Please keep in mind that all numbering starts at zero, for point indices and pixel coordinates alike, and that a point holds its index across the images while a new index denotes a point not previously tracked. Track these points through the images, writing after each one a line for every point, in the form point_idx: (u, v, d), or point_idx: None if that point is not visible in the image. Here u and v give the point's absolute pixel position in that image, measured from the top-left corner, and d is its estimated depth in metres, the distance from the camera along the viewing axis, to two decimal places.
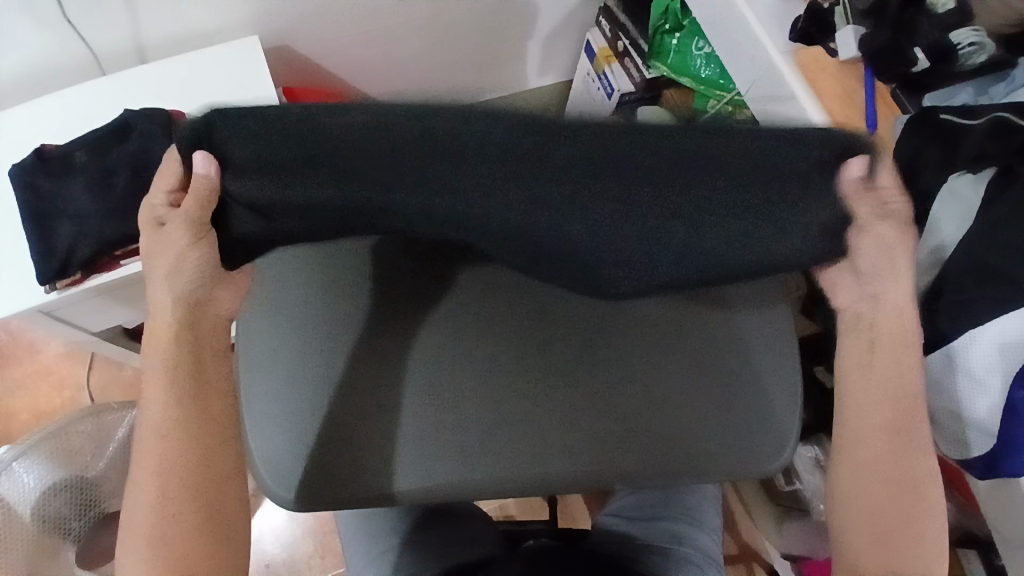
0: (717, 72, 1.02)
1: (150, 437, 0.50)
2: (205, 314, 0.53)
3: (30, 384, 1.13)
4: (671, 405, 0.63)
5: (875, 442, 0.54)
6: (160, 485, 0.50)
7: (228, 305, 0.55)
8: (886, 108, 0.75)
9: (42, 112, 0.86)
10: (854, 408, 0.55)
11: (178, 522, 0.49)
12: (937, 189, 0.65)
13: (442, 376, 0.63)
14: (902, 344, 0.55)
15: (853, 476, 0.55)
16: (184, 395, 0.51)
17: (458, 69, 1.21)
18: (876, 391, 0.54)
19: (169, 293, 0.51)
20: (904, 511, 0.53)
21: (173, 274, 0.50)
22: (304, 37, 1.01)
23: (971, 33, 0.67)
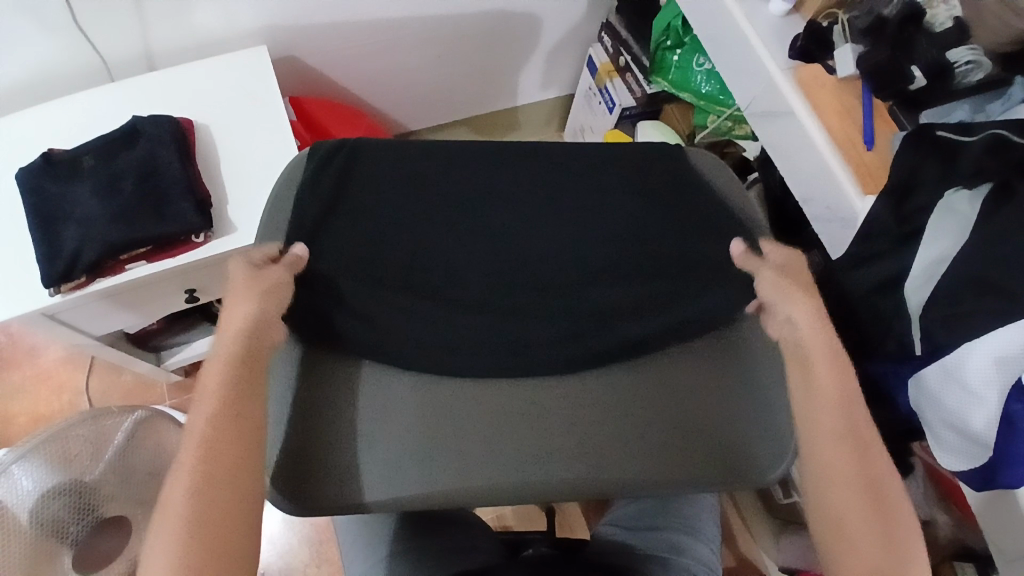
0: (717, 88, 1.04)
1: (199, 428, 0.54)
2: (258, 338, 0.61)
3: (28, 389, 1.13)
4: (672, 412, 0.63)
5: (832, 448, 0.57)
6: (201, 469, 0.52)
7: (277, 336, 0.62)
8: (884, 125, 0.76)
9: (50, 117, 0.87)
10: (812, 424, 0.59)
11: (206, 510, 0.50)
12: (933, 208, 0.66)
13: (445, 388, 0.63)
14: (840, 360, 0.61)
15: (825, 482, 0.57)
16: (232, 392, 0.56)
17: (462, 82, 1.22)
18: (824, 401, 0.59)
19: (243, 317, 0.61)
20: (878, 509, 0.54)
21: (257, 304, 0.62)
22: (311, 48, 1.02)
23: (967, 52, 0.69)
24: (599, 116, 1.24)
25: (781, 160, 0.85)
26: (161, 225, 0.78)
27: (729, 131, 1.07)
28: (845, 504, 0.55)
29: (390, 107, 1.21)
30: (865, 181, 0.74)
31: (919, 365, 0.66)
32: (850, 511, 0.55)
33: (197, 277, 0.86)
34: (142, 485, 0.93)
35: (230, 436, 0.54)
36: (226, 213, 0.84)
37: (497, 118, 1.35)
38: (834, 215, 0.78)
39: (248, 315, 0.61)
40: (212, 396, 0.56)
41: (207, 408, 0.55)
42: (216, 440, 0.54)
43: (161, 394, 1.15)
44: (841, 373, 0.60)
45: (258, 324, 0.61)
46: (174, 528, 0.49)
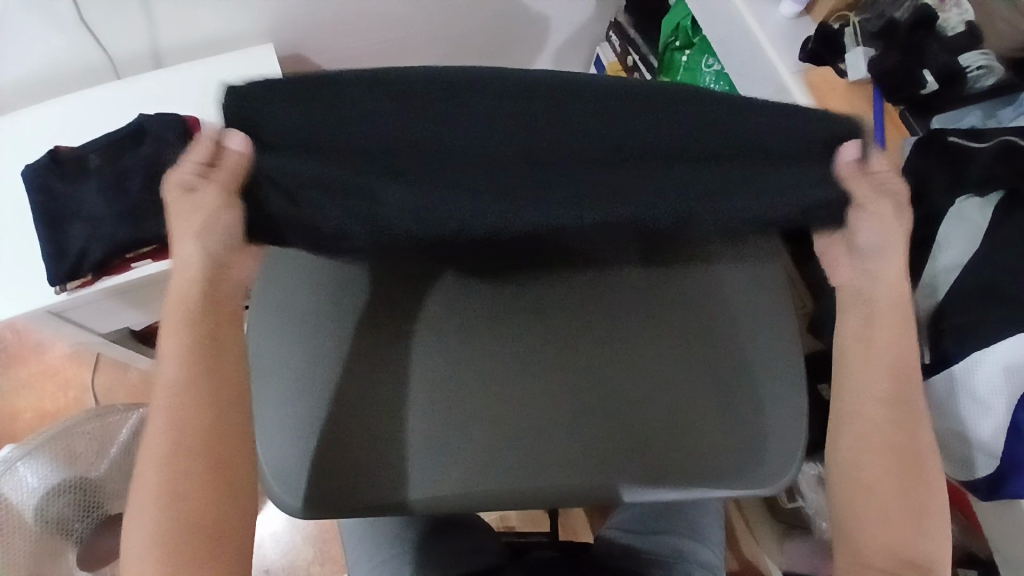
0: (727, 89, 1.02)
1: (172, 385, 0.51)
2: (224, 277, 0.54)
3: (34, 384, 1.13)
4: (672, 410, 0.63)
5: (871, 414, 0.54)
6: (173, 432, 0.50)
7: (242, 268, 0.55)
8: (894, 129, 0.76)
9: (57, 114, 0.87)
10: (853, 382, 0.56)
11: (184, 477, 0.49)
12: (945, 213, 0.65)
13: (443, 385, 0.64)
14: (904, 321, 0.55)
15: (855, 455, 0.55)
16: (205, 347, 0.52)
17: (469, 81, 1.22)
18: (873, 365, 0.55)
19: (200, 250, 0.52)
20: (909, 491, 0.53)
21: (203, 230, 0.50)
22: (318, 47, 1.02)
23: (979, 57, 0.69)
24: None
25: None
26: (168, 224, 0.78)
27: None
28: (870, 471, 0.54)
29: None
30: None
31: None
32: (885, 487, 0.53)
33: None
34: None
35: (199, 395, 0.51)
36: None
37: None
38: None
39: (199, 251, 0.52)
40: (185, 352, 0.52)
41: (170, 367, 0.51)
42: (183, 401, 0.51)
43: None
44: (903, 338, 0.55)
45: (215, 261, 0.53)
46: (158, 491, 0.49)
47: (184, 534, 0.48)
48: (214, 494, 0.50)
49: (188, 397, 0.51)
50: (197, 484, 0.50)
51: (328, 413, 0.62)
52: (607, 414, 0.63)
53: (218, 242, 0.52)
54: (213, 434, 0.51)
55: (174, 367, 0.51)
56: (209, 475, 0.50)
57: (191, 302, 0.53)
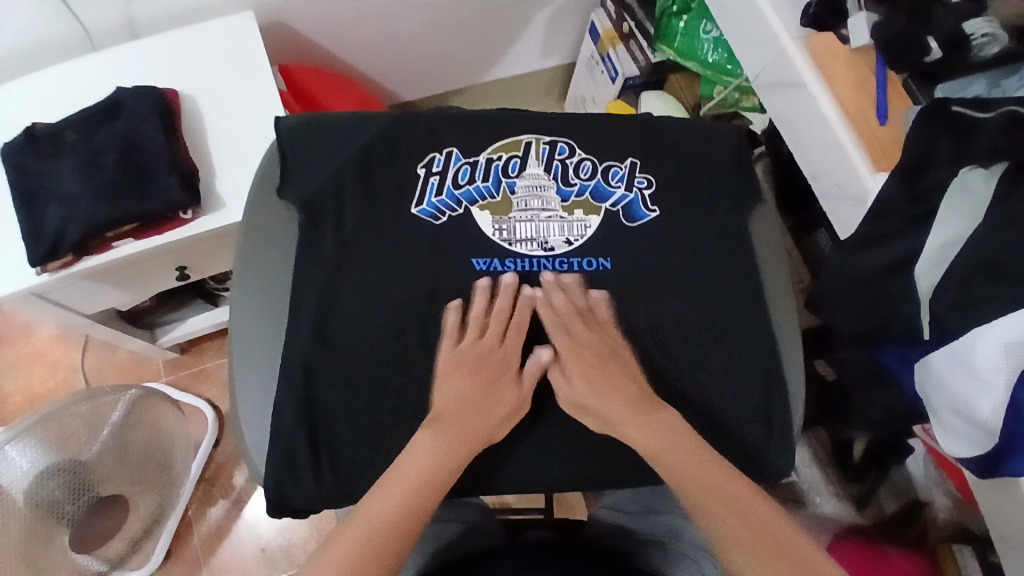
0: (724, 57, 1.00)
1: (425, 454, 0.58)
2: (518, 402, 0.62)
3: (23, 365, 1.12)
4: (688, 476, 0.57)
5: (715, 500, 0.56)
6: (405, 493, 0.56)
7: (450, 387, 0.61)
8: (897, 98, 0.73)
9: (30, 90, 0.84)
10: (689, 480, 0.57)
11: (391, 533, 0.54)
12: (948, 184, 0.63)
13: (422, 356, 0.63)
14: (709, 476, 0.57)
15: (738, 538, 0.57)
16: (451, 466, 0.58)
17: (458, 51, 1.19)
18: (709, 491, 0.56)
19: (457, 388, 0.61)
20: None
21: (478, 373, 0.62)
22: (299, 13, 0.98)
23: (984, 24, 0.65)
24: (600, 85, 1.19)
25: (788, 133, 0.82)
26: (148, 203, 0.76)
27: (736, 103, 1.02)
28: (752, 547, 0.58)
29: (385, 74, 1.18)
30: (878, 157, 0.71)
31: (927, 351, 0.65)
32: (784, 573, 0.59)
33: (188, 254, 0.85)
34: (136, 463, 0.93)
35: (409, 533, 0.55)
36: (215, 189, 0.82)
37: (496, 87, 1.31)
38: (844, 192, 0.75)
39: (455, 390, 0.61)
40: (457, 446, 0.59)
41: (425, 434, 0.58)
42: (372, 547, 0.53)
43: (157, 371, 1.14)
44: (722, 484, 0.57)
45: (467, 399, 0.61)
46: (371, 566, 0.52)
47: None
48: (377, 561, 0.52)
49: (440, 464, 0.57)
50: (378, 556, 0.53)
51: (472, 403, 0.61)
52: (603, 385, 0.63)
53: (466, 385, 0.61)
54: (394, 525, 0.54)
55: (426, 447, 0.58)
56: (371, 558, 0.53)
57: (474, 415, 0.60)
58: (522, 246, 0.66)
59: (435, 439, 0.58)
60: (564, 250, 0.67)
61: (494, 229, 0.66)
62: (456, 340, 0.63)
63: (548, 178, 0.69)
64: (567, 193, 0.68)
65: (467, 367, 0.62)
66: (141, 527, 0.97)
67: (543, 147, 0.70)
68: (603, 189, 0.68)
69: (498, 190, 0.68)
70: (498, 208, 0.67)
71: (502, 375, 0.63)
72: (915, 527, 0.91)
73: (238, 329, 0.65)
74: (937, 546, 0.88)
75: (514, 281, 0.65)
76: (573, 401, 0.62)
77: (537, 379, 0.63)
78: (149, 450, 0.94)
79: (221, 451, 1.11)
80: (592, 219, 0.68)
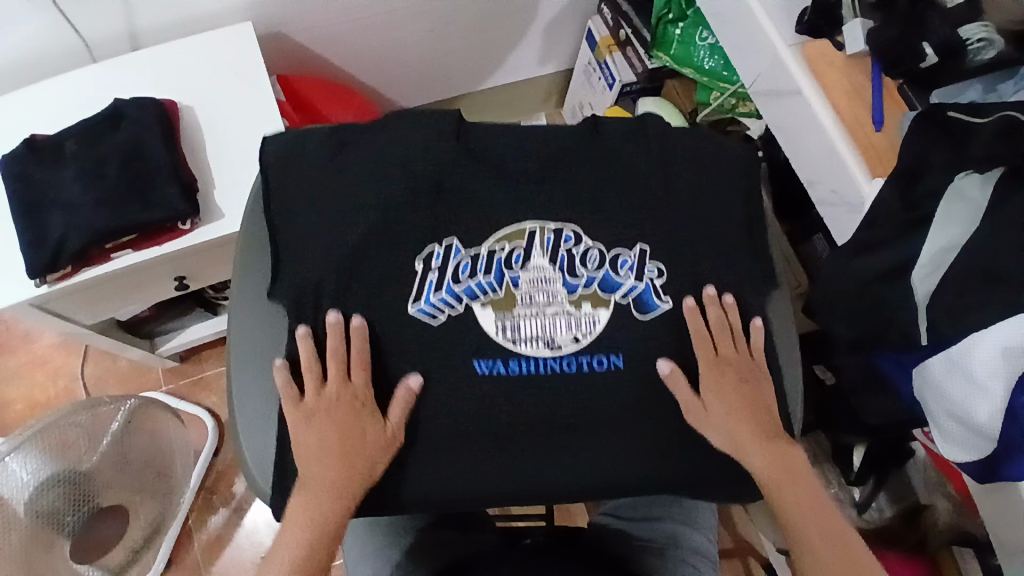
0: (721, 64, 0.99)
1: (325, 478, 0.60)
2: (360, 440, 0.61)
3: (24, 374, 1.13)
4: (736, 438, 0.63)
5: (770, 454, 0.63)
6: (316, 516, 0.59)
7: (311, 431, 0.62)
8: (892, 104, 0.73)
9: (28, 101, 0.84)
10: (731, 443, 0.63)
11: (305, 555, 0.59)
12: (944, 189, 0.63)
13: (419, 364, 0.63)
14: (755, 432, 0.64)
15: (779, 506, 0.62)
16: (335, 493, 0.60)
17: (457, 58, 1.19)
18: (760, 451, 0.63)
19: (312, 432, 0.61)
20: (829, 558, 0.60)
21: (332, 409, 0.62)
22: (298, 24, 0.98)
23: (979, 29, 0.66)
24: (597, 91, 1.19)
25: (783, 139, 0.82)
26: (147, 213, 0.76)
27: (732, 109, 1.03)
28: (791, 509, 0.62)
29: (383, 82, 1.18)
30: (873, 164, 0.71)
31: (924, 355, 0.65)
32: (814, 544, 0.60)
33: (187, 263, 0.85)
34: (136, 472, 0.93)
35: (330, 544, 0.60)
36: (214, 199, 0.82)
37: (494, 94, 1.32)
38: (840, 198, 0.76)
39: (319, 434, 0.61)
40: (322, 471, 0.60)
41: (316, 458, 0.61)
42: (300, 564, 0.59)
43: (157, 379, 1.14)
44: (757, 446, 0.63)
45: (339, 439, 0.61)
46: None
47: None
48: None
49: (319, 484, 0.60)
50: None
51: (338, 446, 0.61)
52: (598, 392, 0.63)
53: (324, 430, 0.61)
54: (319, 529, 0.59)
55: (314, 479, 0.60)
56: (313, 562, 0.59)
57: (345, 456, 0.61)
58: (527, 344, 0.64)
59: (321, 466, 0.60)
60: (571, 348, 0.64)
61: (496, 328, 0.64)
62: (319, 385, 0.63)
63: (554, 274, 0.65)
64: (574, 285, 0.65)
65: (314, 414, 0.62)
66: (142, 536, 0.97)
67: (548, 235, 0.66)
68: (611, 280, 0.65)
69: (501, 284, 0.65)
70: (499, 304, 0.64)
71: (359, 410, 0.62)
72: (915, 532, 0.91)
73: (239, 334, 0.66)
74: (937, 550, 0.89)
75: (339, 319, 0.63)
76: (570, 406, 0.63)
77: (408, 408, 0.62)
78: (148, 459, 0.94)
79: (221, 459, 1.11)
80: (600, 312, 0.65)
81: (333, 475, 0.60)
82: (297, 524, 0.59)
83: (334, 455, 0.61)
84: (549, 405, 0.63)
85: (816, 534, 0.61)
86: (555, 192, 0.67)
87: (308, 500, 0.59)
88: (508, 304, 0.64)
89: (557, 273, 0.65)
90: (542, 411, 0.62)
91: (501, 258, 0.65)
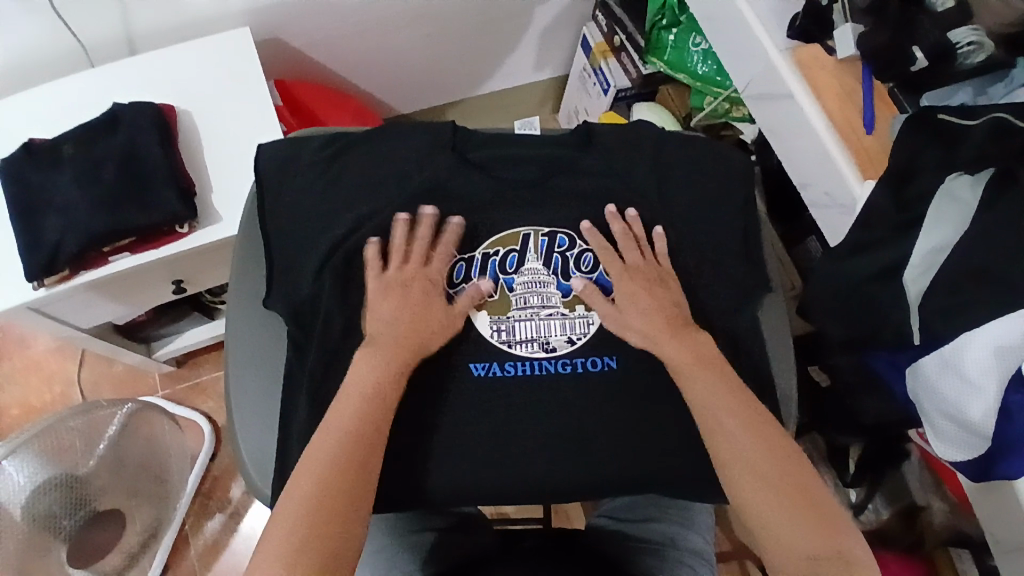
0: (714, 69, 1.01)
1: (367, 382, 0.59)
2: (419, 330, 0.62)
3: (20, 379, 1.13)
4: (707, 385, 0.60)
5: (729, 409, 0.59)
6: (357, 424, 0.57)
7: (385, 309, 0.62)
8: (884, 106, 0.74)
9: (27, 105, 0.84)
10: (699, 392, 0.60)
11: (328, 471, 0.54)
12: (935, 190, 0.64)
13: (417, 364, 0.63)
14: (716, 376, 0.60)
15: (733, 464, 0.57)
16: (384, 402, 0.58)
17: (452, 64, 1.20)
18: (729, 409, 0.59)
19: (385, 310, 0.62)
20: (798, 516, 0.54)
21: (399, 293, 0.63)
22: (296, 29, 0.99)
23: (969, 33, 0.66)
24: (592, 96, 1.20)
25: (776, 141, 0.84)
26: (145, 215, 0.76)
27: (726, 114, 1.04)
28: (752, 464, 0.56)
29: (379, 88, 1.19)
30: (865, 166, 0.72)
31: (916, 355, 0.66)
32: (770, 503, 0.55)
33: (186, 266, 0.86)
34: (133, 476, 0.92)
35: (365, 458, 0.56)
36: (212, 203, 0.83)
37: (489, 100, 1.33)
38: (832, 200, 0.77)
39: (387, 315, 0.62)
40: (387, 366, 0.60)
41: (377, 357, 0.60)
42: (329, 478, 0.54)
43: (153, 384, 1.14)
44: (729, 397, 0.59)
45: (392, 325, 0.62)
46: (301, 503, 0.52)
47: (318, 508, 0.52)
48: (334, 502, 0.53)
49: (379, 381, 0.59)
50: (324, 491, 0.53)
51: (406, 334, 0.61)
52: (596, 392, 0.64)
53: (394, 309, 0.62)
54: (354, 439, 0.56)
55: (360, 382, 0.59)
56: (349, 475, 0.54)
57: (401, 344, 0.61)
58: (522, 347, 0.64)
59: (372, 365, 0.60)
60: (566, 349, 0.64)
61: (491, 330, 0.64)
62: (394, 270, 0.64)
63: (548, 275, 0.66)
64: (569, 288, 0.66)
65: (388, 290, 0.63)
66: (138, 541, 0.97)
67: (541, 238, 0.66)
68: (604, 281, 0.67)
69: (495, 287, 0.65)
70: (494, 307, 0.65)
71: (430, 295, 0.64)
72: None
73: (238, 338, 0.68)
74: (932, 550, 0.89)
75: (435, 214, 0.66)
76: (568, 405, 0.63)
77: (474, 306, 0.64)
78: (145, 464, 0.94)
79: (217, 464, 1.11)
80: (595, 314, 0.65)
81: (378, 382, 0.59)
82: (326, 436, 0.56)
83: (379, 335, 0.61)
84: (546, 404, 0.63)
85: (778, 492, 0.55)
86: (552, 193, 0.68)
87: (347, 408, 0.57)
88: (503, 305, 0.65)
89: (550, 274, 0.66)
90: (540, 411, 0.63)
91: (496, 259, 0.66)
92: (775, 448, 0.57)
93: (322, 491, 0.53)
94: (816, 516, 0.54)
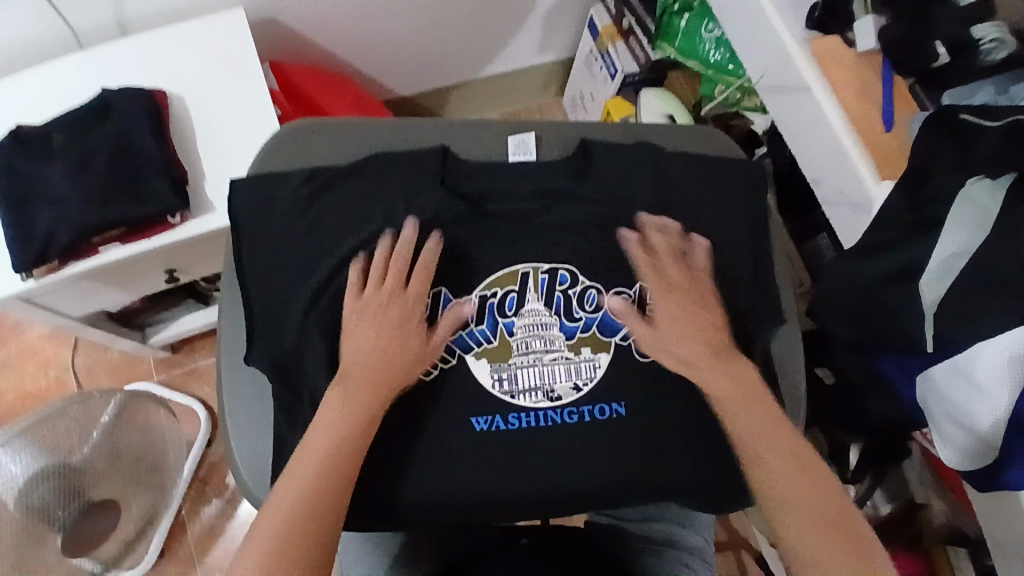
0: (726, 57, 0.98)
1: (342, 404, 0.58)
2: (394, 353, 0.61)
3: (14, 365, 1.11)
4: (747, 406, 0.60)
5: (772, 435, 0.58)
6: (332, 449, 0.56)
7: (365, 330, 0.62)
8: (902, 104, 0.71)
9: (14, 90, 0.81)
10: (739, 415, 0.60)
11: (310, 491, 0.54)
12: (955, 194, 0.61)
13: (416, 368, 0.62)
14: (762, 402, 0.60)
15: (766, 485, 0.56)
16: (361, 424, 0.58)
17: (455, 46, 1.16)
18: (770, 433, 0.58)
19: (369, 330, 0.61)
20: (834, 541, 0.53)
21: (382, 317, 0.62)
22: (292, 10, 0.95)
23: (992, 28, 0.63)
24: (598, 81, 1.17)
25: (790, 136, 0.81)
26: (136, 206, 0.74)
27: (737, 102, 1.00)
28: (784, 486, 0.56)
29: (379, 70, 1.15)
30: (882, 166, 0.70)
31: (927, 361, 0.64)
32: (810, 529, 0.54)
33: (179, 256, 0.83)
34: (127, 464, 0.91)
35: (341, 484, 0.56)
36: (206, 193, 0.80)
37: (492, 83, 1.29)
38: (846, 199, 0.74)
39: (369, 336, 0.61)
40: (360, 391, 0.59)
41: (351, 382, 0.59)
42: (305, 503, 0.54)
43: (148, 370, 1.13)
44: (770, 418, 0.59)
45: (377, 344, 0.61)
46: (277, 526, 0.53)
47: (296, 533, 0.53)
48: (312, 528, 0.53)
49: (349, 405, 0.58)
50: (307, 516, 0.53)
51: (381, 356, 0.61)
52: None
53: (372, 332, 0.61)
54: (331, 458, 0.56)
55: (339, 401, 0.58)
56: (327, 501, 0.55)
57: (376, 367, 0.60)
58: (526, 397, 0.63)
59: (351, 388, 0.59)
60: (572, 398, 0.64)
61: (493, 380, 0.63)
62: (374, 291, 0.63)
63: (547, 320, 0.65)
64: (572, 328, 0.65)
65: (368, 313, 0.62)
66: (133, 529, 0.98)
67: (541, 275, 0.65)
68: (610, 321, 0.65)
69: (495, 332, 0.64)
70: (494, 353, 0.64)
71: (410, 318, 0.62)
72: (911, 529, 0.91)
73: (233, 341, 0.68)
74: (931, 547, 0.89)
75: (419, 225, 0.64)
76: None
77: (453, 330, 0.63)
78: (139, 451, 0.93)
79: (213, 451, 1.10)
80: (601, 357, 0.64)
81: (362, 401, 0.58)
82: (308, 456, 0.56)
83: (354, 359, 0.60)
84: None
85: (817, 516, 0.54)
86: (557, 194, 0.66)
87: (324, 429, 0.57)
88: (503, 357, 0.64)
89: (550, 320, 0.65)
90: None
91: (493, 306, 0.64)
92: (810, 470, 0.57)
93: (301, 518, 0.53)
94: (849, 538, 0.53)
